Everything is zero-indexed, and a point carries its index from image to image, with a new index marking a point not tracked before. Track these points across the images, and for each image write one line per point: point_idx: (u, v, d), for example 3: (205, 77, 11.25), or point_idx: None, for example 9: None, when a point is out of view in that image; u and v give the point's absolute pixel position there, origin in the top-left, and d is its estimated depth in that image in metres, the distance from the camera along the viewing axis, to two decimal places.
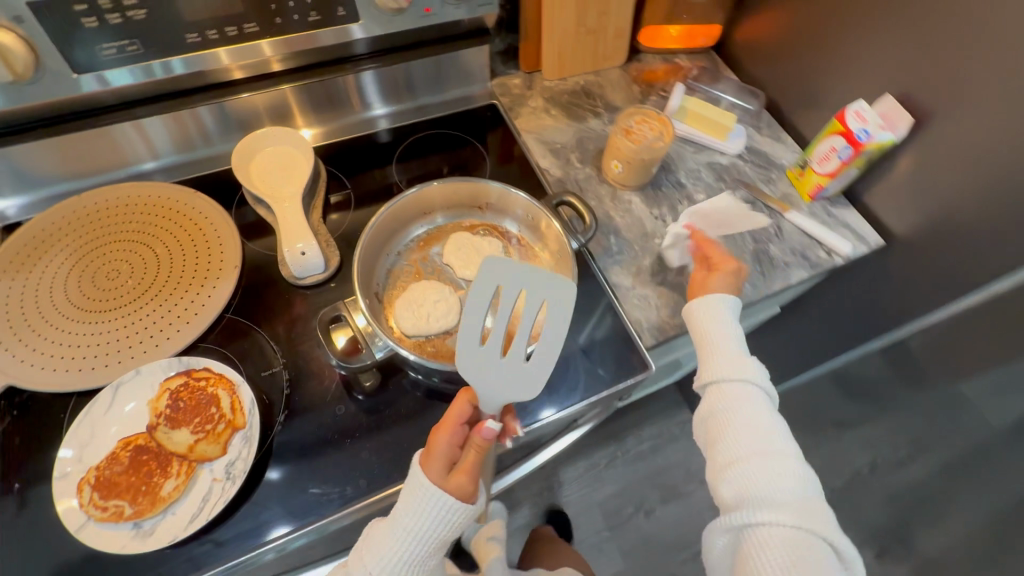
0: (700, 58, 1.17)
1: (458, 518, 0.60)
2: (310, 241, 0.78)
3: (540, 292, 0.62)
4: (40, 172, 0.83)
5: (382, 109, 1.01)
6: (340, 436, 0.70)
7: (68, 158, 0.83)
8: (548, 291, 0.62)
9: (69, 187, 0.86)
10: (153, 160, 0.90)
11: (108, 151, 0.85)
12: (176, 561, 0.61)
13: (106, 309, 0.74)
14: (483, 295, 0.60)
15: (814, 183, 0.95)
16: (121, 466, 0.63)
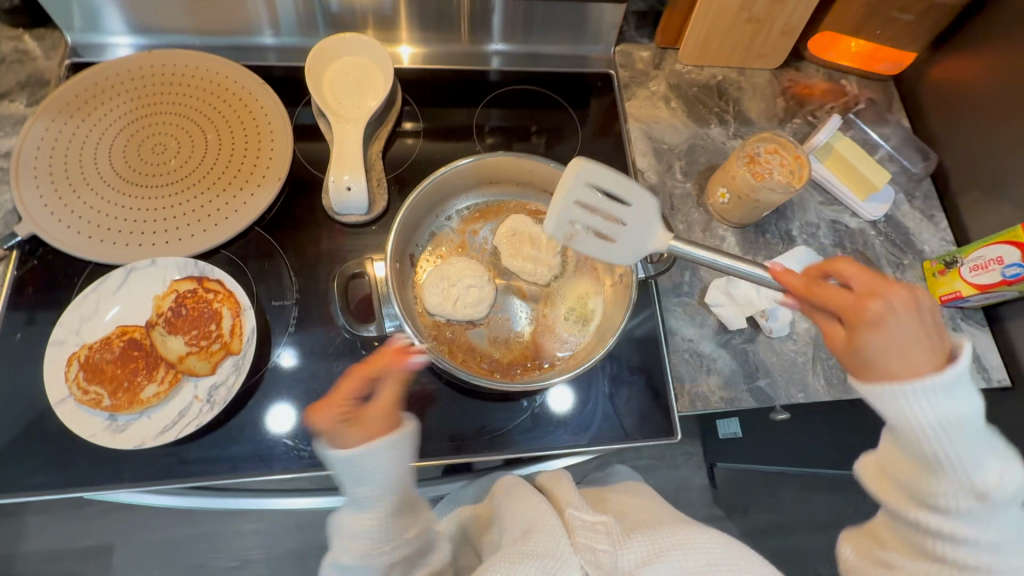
0: (873, 87, 0.95)
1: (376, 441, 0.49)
2: (359, 176, 0.70)
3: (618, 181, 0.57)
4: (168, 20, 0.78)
5: (501, 47, 0.89)
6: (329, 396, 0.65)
7: (188, 10, 0.77)
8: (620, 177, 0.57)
9: (197, 42, 0.81)
10: (273, 35, 0.82)
11: (230, 13, 0.78)
12: (140, 464, 0.61)
13: (143, 185, 0.71)
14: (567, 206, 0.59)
15: (952, 289, 0.78)
16: (112, 354, 0.62)
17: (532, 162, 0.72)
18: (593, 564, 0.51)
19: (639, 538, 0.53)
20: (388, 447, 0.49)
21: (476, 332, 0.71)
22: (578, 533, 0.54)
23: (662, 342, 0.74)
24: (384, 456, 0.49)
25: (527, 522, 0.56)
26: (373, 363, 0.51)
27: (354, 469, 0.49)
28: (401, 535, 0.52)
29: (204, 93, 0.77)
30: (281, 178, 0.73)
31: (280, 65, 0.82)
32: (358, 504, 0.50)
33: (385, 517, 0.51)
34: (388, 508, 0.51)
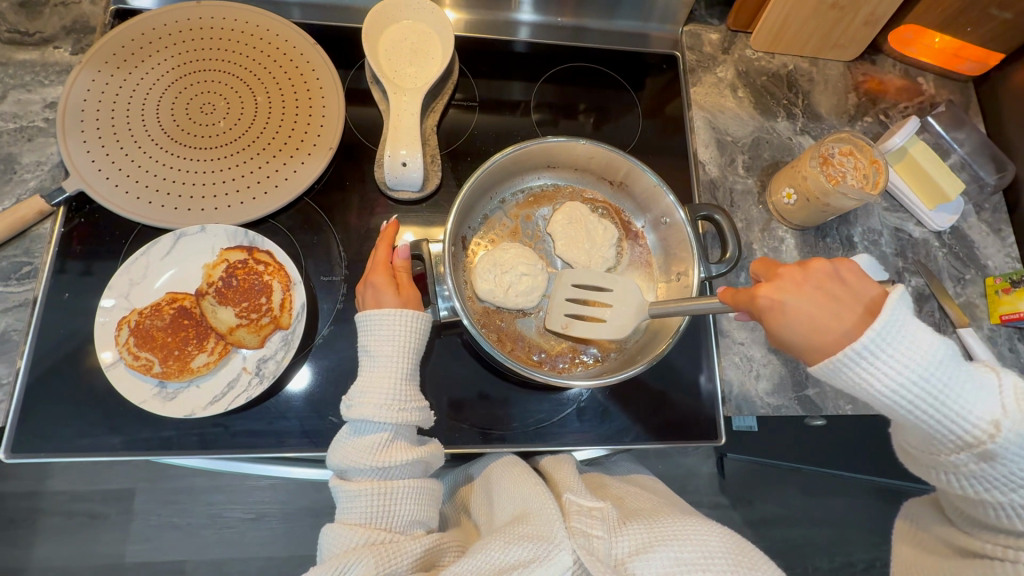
0: (952, 87, 0.90)
1: (405, 325, 0.56)
2: (415, 152, 0.67)
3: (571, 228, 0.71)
4: None
5: (530, 17, 0.83)
6: None
7: None
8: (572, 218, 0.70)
9: None
10: None
11: None
12: (187, 432, 0.61)
13: (192, 146, 0.69)
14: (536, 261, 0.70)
15: (1017, 309, 0.75)
16: (163, 321, 0.61)
17: (595, 148, 0.69)
18: (586, 548, 0.49)
19: (636, 527, 0.52)
20: (409, 313, 0.57)
21: (525, 321, 0.70)
22: (574, 518, 0.52)
23: (711, 343, 0.72)
24: (407, 319, 0.57)
25: (525, 506, 0.55)
26: (380, 254, 0.61)
27: (377, 326, 0.56)
28: (410, 405, 0.56)
29: (255, 51, 0.73)
30: (333, 147, 0.70)
31: (333, 25, 0.77)
32: (377, 362, 0.56)
33: (400, 380, 0.56)
34: (403, 371, 0.56)
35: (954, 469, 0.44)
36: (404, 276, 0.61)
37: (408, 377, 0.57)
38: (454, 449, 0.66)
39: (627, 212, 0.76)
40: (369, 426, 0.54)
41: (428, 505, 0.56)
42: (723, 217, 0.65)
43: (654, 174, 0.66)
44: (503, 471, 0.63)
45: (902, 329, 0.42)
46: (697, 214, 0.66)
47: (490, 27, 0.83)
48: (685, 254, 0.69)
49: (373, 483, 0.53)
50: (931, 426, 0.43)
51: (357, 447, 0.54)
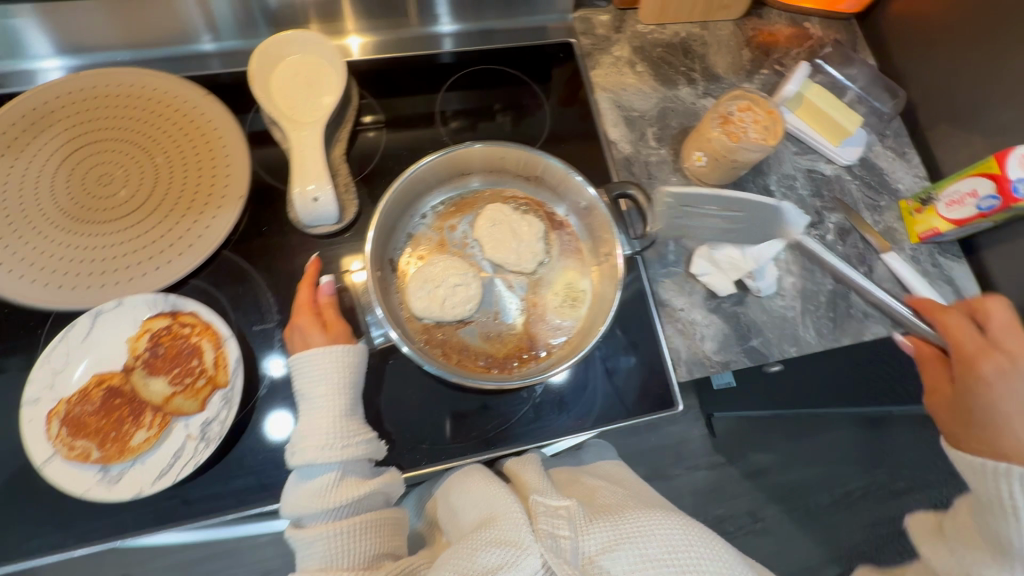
0: (838, 27, 0.93)
1: (331, 367, 0.57)
2: (324, 185, 0.66)
3: (489, 233, 0.72)
4: (103, 38, 0.73)
5: (450, 28, 0.84)
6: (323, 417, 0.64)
7: (117, 21, 0.71)
8: (490, 226, 0.72)
9: (134, 57, 0.75)
10: (198, 42, 0.76)
11: (162, 18, 0.72)
12: (142, 510, 0.59)
13: (95, 221, 0.67)
14: (461, 268, 0.70)
15: (930, 226, 0.78)
16: (92, 406, 0.59)
17: (502, 149, 0.69)
18: (552, 550, 0.50)
19: (602, 525, 0.53)
20: (339, 349, 0.57)
21: (467, 330, 0.70)
22: (541, 520, 0.53)
23: (653, 314, 0.74)
24: (337, 358, 0.57)
25: (490, 512, 0.56)
26: (305, 296, 0.61)
27: (309, 370, 0.57)
28: (355, 441, 0.56)
29: (145, 113, 0.72)
30: (243, 195, 0.69)
31: (223, 74, 0.76)
32: (314, 406, 0.56)
33: (341, 419, 0.56)
34: (342, 409, 0.57)
35: None
36: (331, 313, 0.62)
37: (351, 416, 0.57)
38: (420, 469, 0.66)
39: (549, 203, 0.77)
40: (318, 470, 0.55)
41: (390, 533, 0.57)
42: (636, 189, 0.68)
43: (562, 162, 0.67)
44: (464, 483, 0.63)
45: None
46: (613, 193, 0.69)
47: (404, 44, 0.83)
48: (607, 234, 0.70)
49: (331, 524, 0.54)
50: None
51: (308, 495, 0.54)
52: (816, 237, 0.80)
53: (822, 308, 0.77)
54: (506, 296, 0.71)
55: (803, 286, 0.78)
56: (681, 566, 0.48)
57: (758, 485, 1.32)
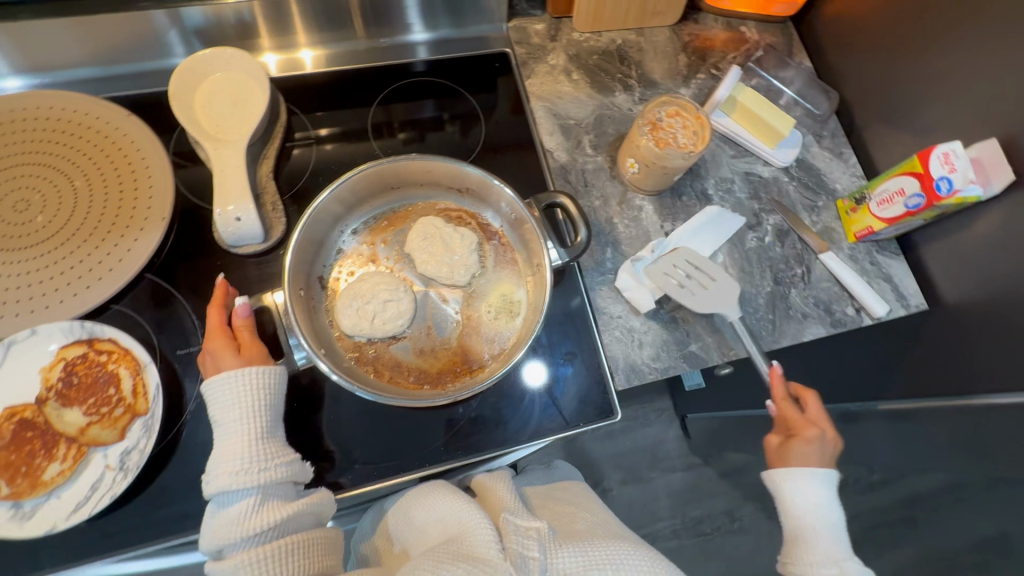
0: (773, 30, 0.94)
1: (244, 388, 0.56)
2: (246, 205, 0.65)
3: (420, 247, 0.71)
4: (68, 56, 0.73)
5: (424, 35, 0.85)
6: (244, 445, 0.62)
7: (83, 41, 0.72)
8: (421, 239, 0.72)
9: (103, 74, 0.76)
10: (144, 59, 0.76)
11: (125, 37, 0.73)
12: (58, 546, 0.57)
13: (10, 249, 0.65)
14: (391, 282, 0.69)
15: (864, 225, 0.79)
16: (3, 440, 0.57)
17: (428, 163, 0.69)
18: (521, 569, 0.50)
19: (572, 549, 0.54)
20: (252, 369, 0.56)
21: (400, 346, 0.69)
22: (512, 538, 0.53)
23: (590, 322, 0.74)
24: (250, 378, 0.56)
25: (459, 528, 0.56)
26: (213, 318, 0.60)
27: (221, 394, 0.55)
28: (274, 464, 0.54)
29: (63, 136, 0.70)
30: (165, 216, 0.68)
31: (147, 94, 0.75)
32: (229, 430, 0.55)
33: (258, 441, 0.55)
34: (259, 432, 0.55)
35: None
36: (245, 335, 0.60)
37: (269, 438, 0.56)
38: (352, 489, 0.65)
39: (483, 214, 0.77)
40: (235, 496, 0.53)
41: (320, 556, 0.54)
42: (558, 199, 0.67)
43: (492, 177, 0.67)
44: (426, 499, 0.62)
45: None
46: (543, 203, 0.68)
47: (359, 57, 0.83)
48: (537, 245, 0.69)
49: (253, 551, 0.51)
50: None
51: (226, 522, 0.52)
52: (755, 239, 0.81)
53: (761, 310, 0.77)
54: (439, 309, 0.71)
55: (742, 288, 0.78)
56: None
57: (727, 487, 1.31)
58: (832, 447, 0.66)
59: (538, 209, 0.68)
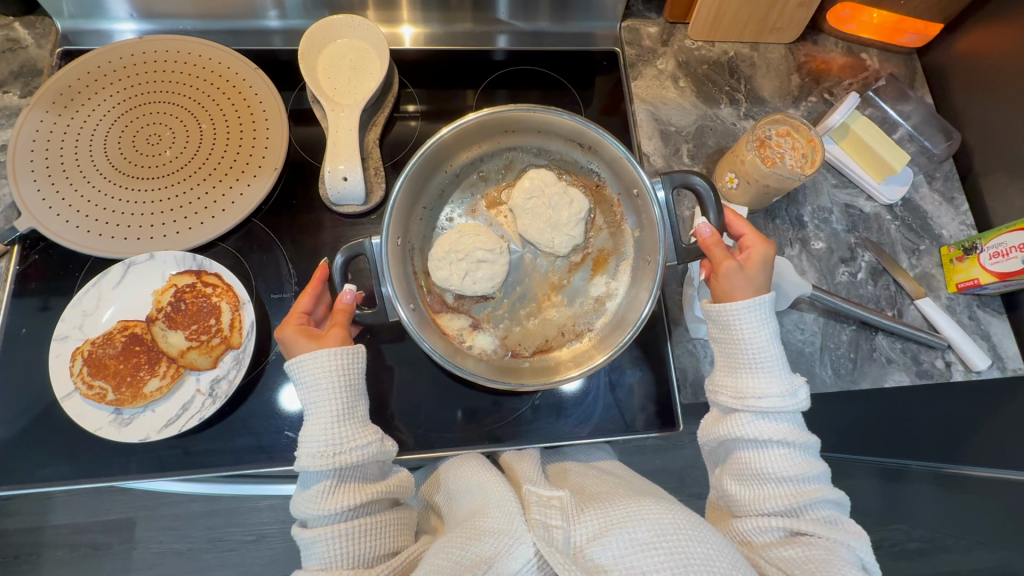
0: (896, 61, 0.90)
1: (328, 381, 0.56)
2: (354, 166, 0.68)
3: (521, 207, 0.72)
4: (177, 6, 0.76)
5: (507, 24, 0.85)
6: None
7: None
8: (523, 200, 0.72)
9: (200, 27, 0.79)
10: (273, 19, 0.79)
11: None
12: (145, 455, 0.62)
13: (139, 178, 0.71)
14: (488, 240, 0.70)
15: (970, 276, 0.75)
16: (114, 349, 0.63)
17: (547, 115, 0.68)
18: (545, 540, 0.49)
19: (593, 513, 0.51)
20: (332, 355, 0.56)
21: (482, 304, 0.72)
22: (534, 510, 0.52)
23: (665, 333, 0.72)
24: (328, 361, 0.56)
25: (481, 499, 0.56)
26: (304, 302, 0.61)
27: (303, 374, 0.56)
28: (351, 446, 0.54)
29: (197, 80, 0.75)
30: (277, 167, 0.72)
31: (273, 51, 0.79)
32: (309, 409, 0.56)
33: (339, 435, 0.54)
34: (337, 412, 0.55)
35: (768, 531, 0.54)
36: (340, 318, 0.60)
37: (350, 420, 0.56)
38: (411, 454, 0.67)
39: (601, 176, 0.74)
40: (317, 482, 0.54)
41: (396, 536, 0.56)
42: (707, 190, 0.63)
43: (617, 142, 0.65)
44: (460, 467, 0.64)
45: (818, 557, 0.50)
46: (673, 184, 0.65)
47: (470, 38, 0.85)
48: (648, 214, 0.67)
49: (329, 530, 0.53)
50: (801, 553, 0.51)
51: (310, 495, 0.54)
52: (846, 274, 0.78)
53: (843, 348, 0.74)
54: (527, 273, 0.73)
55: (825, 323, 0.75)
56: (669, 549, 0.46)
57: None
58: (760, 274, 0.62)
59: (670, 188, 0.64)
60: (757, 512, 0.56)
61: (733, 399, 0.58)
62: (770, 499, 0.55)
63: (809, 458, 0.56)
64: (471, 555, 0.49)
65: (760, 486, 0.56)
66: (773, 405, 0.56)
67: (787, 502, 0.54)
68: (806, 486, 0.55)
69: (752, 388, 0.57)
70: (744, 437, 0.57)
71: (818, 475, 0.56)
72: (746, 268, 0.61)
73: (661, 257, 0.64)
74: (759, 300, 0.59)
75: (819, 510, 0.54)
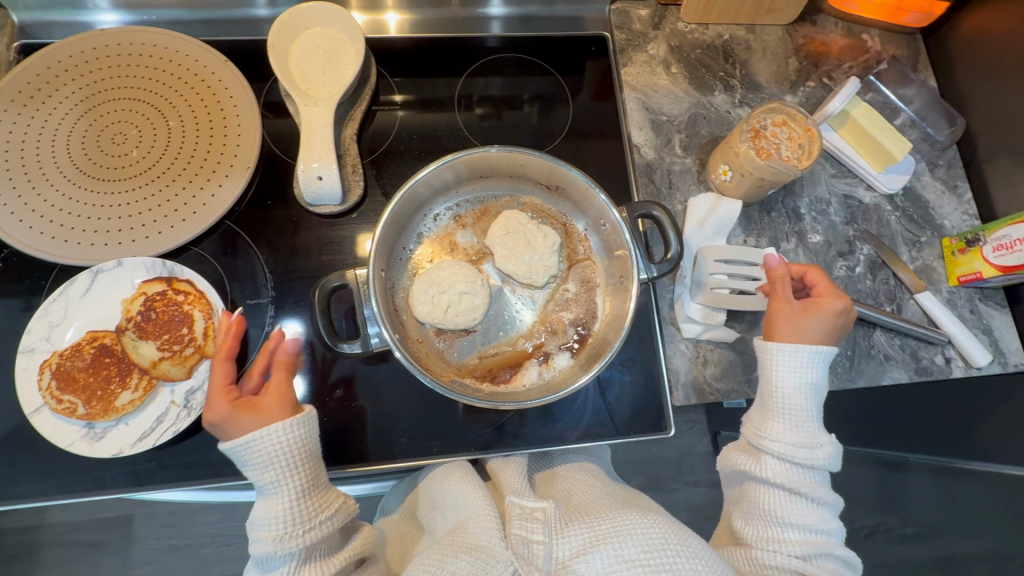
0: (898, 42, 0.86)
1: (276, 438, 0.51)
2: (329, 164, 0.66)
3: (499, 243, 0.69)
4: None
5: (491, 10, 0.81)
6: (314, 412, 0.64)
7: None
8: (502, 236, 0.69)
9: (166, 17, 0.75)
10: (242, 7, 0.75)
11: None
12: (119, 469, 0.60)
13: (107, 180, 0.67)
14: (468, 274, 0.67)
15: (972, 270, 0.72)
16: (83, 361, 0.60)
17: (522, 156, 0.65)
18: (524, 558, 0.48)
19: (578, 526, 0.50)
20: (281, 426, 0.52)
21: (468, 339, 0.68)
22: (514, 524, 0.51)
23: (656, 334, 0.70)
24: (282, 433, 0.52)
25: (464, 514, 0.54)
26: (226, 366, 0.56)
27: (250, 450, 0.51)
28: (319, 518, 0.52)
29: (164, 75, 0.71)
30: (250, 167, 0.69)
31: (242, 41, 0.75)
32: (264, 483, 0.52)
33: (291, 487, 0.52)
34: (287, 467, 0.52)
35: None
36: (279, 377, 0.56)
37: (315, 490, 0.53)
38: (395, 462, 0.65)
39: (569, 216, 0.73)
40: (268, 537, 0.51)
41: None
42: (660, 214, 0.64)
43: (582, 175, 0.63)
44: (444, 477, 0.62)
45: None
46: (634, 213, 0.65)
47: (452, 24, 0.81)
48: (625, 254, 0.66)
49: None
50: None
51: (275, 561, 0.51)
52: (844, 268, 0.75)
53: (840, 345, 0.72)
54: (509, 311, 0.69)
55: None
56: (657, 567, 0.45)
57: None
58: (829, 323, 0.58)
59: (629, 218, 0.65)
60: (768, 550, 0.53)
61: (757, 433, 0.56)
62: (778, 546, 0.53)
63: (827, 512, 0.54)
64: (448, 572, 0.47)
65: (774, 523, 0.54)
66: (797, 443, 0.54)
67: (801, 551, 0.52)
68: (818, 534, 0.53)
69: (779, 422, 0.55)
70: (766, 467, 0.55)
71: (833, 532, 0.53)
72: (802, 310, 0.58)
73: (635, 276, 0.62)
74: (800, 347, 0.56)
75: (830, 563, 0.51)
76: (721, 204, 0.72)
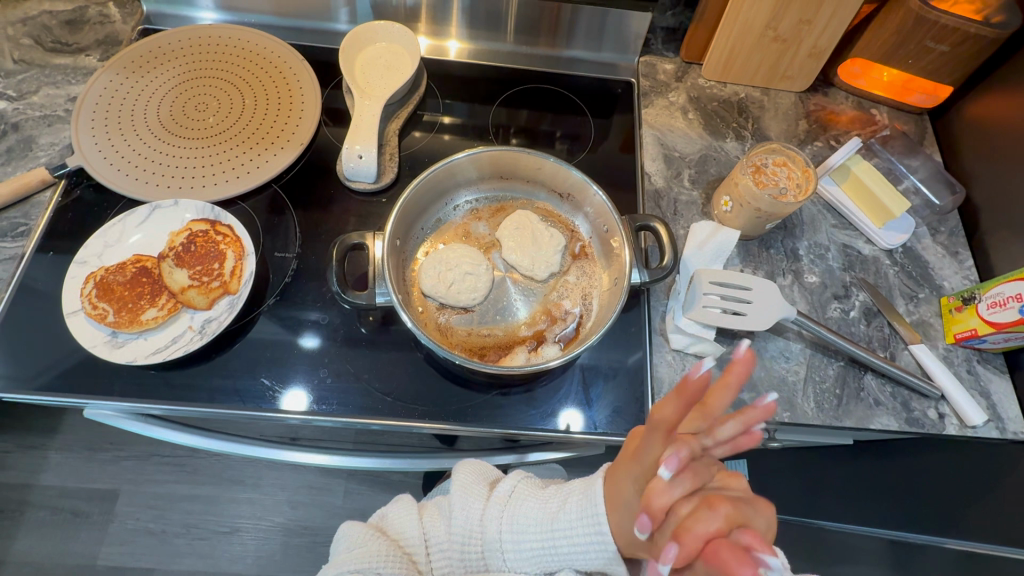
0: (906, 120, 0.93)
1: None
2: (371, 147, 0.75)
3: (507, 236, 0.75)
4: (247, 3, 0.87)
5: (536, 50, 0.93)
6: (312, 359, 0.68)
7: None
8: (511, 230, 0.75)
9: (264, 22, 0.89)
10: (326, 22, 0.89)
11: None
12: (130, 379, 0.66)
13: (183, 137, 0.79)
14: (477, 258, 0.73)
15: (968, 327, 0.73)
16: (124, 277, 0.67)
17: (539, 160, 0.73)
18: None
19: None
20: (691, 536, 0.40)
21: (466, 317, 0.72)
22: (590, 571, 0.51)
23: (644, 341, 0.73)
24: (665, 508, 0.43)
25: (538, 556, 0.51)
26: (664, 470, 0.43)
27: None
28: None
29: (250, 64, 0.84)
30: (303, 142, 0.79)
31: (320, 47, 0.88)
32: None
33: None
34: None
35: None
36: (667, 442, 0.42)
37: (485, 532, 0.52)
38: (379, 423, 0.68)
39: (576, 223, 0.79)
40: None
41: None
42: (658, 225, 0.69)
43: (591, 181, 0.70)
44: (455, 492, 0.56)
45: None
46: (634, 223, 0.70)
47: (499, 56, 0.93)
48: (622, 257, 0.71)
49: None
50: None
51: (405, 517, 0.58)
52: (838, 310, 0.77)
53: (829, 382, 0.72)
54: (508, 297, 0.73)
55: (811, 355, 0.74)
56: None
57: None
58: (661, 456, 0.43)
59: (629, 226, 0.70)
60: None
61: None
62: None
63: None
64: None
65: None
66: None
67: None
68: None
69: None
70: None
71: None
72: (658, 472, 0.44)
73: (627, 277, 0.66)
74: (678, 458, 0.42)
75: None
76: (720, 232, 0.76)
